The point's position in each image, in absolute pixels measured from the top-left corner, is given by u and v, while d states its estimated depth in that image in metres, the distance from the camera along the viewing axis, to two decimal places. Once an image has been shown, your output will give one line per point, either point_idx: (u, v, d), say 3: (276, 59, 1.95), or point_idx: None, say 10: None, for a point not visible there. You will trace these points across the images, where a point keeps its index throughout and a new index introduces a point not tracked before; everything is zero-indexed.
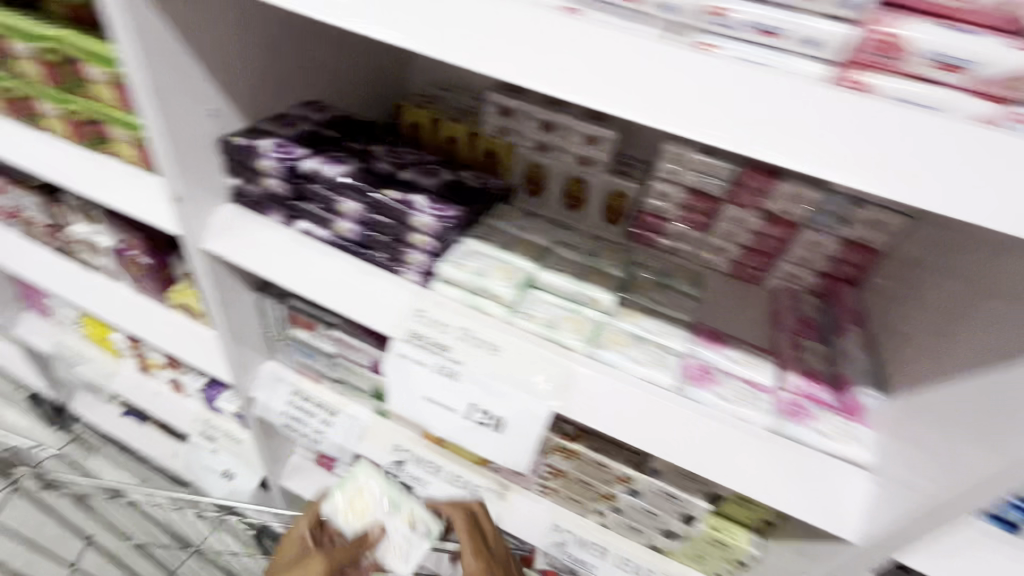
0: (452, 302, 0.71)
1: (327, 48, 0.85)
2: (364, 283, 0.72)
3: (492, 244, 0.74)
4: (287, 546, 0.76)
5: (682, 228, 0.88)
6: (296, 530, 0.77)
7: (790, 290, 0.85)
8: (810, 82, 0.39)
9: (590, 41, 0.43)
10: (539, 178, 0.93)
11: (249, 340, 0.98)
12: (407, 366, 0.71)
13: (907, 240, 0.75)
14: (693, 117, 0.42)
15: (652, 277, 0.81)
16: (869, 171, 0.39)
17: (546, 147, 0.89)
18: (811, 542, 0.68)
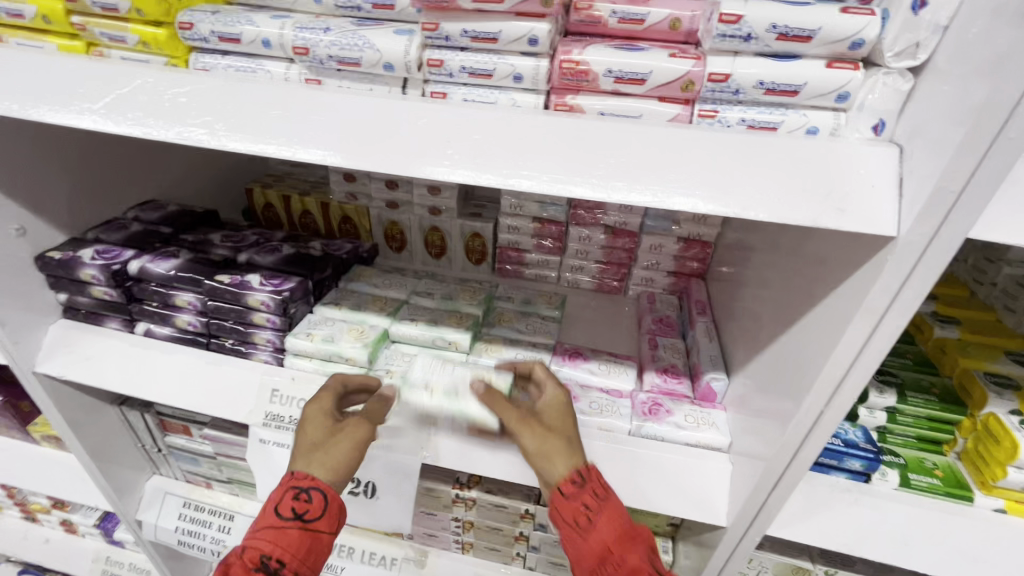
0: (308, 372, 0.70)
1: (156, 153, 0.87)
2: (210, 373, 0.70)
3: (343, 308, 0.75)
4: (308, 419, 0.59)
5: (537, 252, 0.91)
6: (313, 405, 0.60)
7: (648, 284, 0.91)
8: (523, 105, 0.44)
9: (329, 98, 0.46)
10: (397, 233, 0.95)
11: (123, 464, 0.91)
12: (270, 450, 0.68)
13: (725, 242, 0.83)
14: (436, 149, 0.43)
15: (515, 297, 0.85)
16: (591, 176, 0.41)
17: (397, 204, 0.92)
18: (703, 536, 0.69)
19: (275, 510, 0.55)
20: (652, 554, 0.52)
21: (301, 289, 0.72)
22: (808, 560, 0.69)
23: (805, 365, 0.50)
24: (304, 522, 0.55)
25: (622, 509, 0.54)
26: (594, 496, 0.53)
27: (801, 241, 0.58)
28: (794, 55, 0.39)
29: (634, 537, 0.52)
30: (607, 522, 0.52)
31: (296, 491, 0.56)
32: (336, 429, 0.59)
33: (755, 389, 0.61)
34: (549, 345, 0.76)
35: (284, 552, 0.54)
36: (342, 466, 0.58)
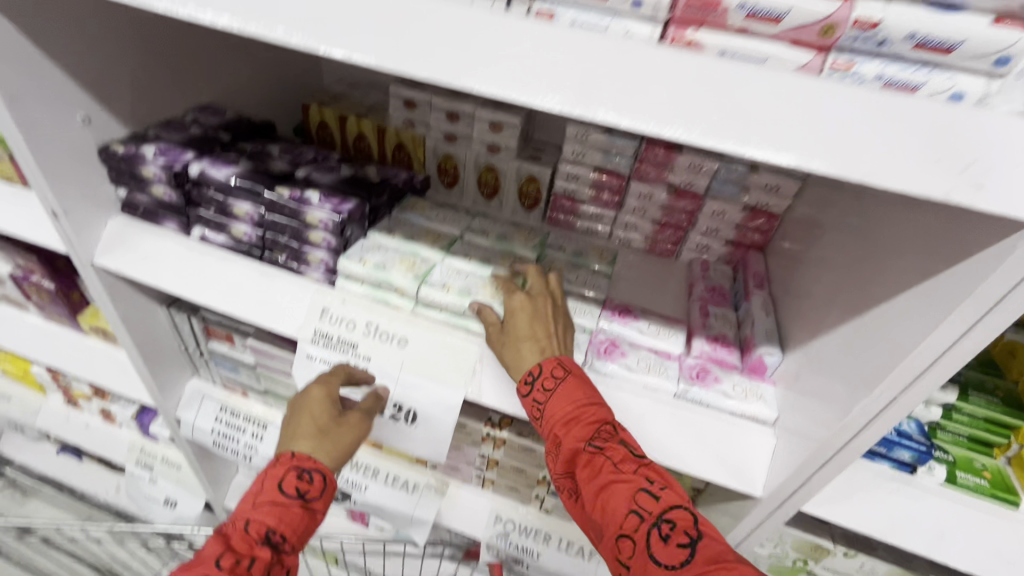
0: (358, 295, 0.70)
1: (219, 56, 0.84)
2: (264, 285, 0.70)
3: (396, 236, 0.74)
4: (308, 404, 0.66)
5: (590, 203, 0.89)
6: (315, 392, 0.66)
7: (702, 250, 0.88)
8: (638, 34, 0.40)
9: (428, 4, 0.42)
10: (450, 167, 0.92)
11: (168, 361, 0.95)
12: (318, 365, 0.70)
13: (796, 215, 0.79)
14: (539, 74, 0.41)
15: (567, 247, 0.84)
16: (705, 122, 0.38)
17: (455, 136, 0.89)
18: (729, 504, 0.70)
19: (280, 488, 0.62)
20: (597, 427, 0.58)
21: (358, 211, 0.71)
22: (829, 539, 0.70)
23: (874, 358, 0.49)
24: (305, 500, 0.63)
25: (573, 387, 0.59)
26: (546, 386, 0.59)
27: (880, 225, 0.56)
28: (958, 6, 0.35)
29: (578, 417, 0.58)
30: (554, 406, 0.59)
31: (300, 472, 0.63)
32: (341, 420, 0.67)
33: (811, 367, 0.60)
34: (600, 298, 0.74)
35: (287, 526, 0.61)
36: (338, 455, 0.67)
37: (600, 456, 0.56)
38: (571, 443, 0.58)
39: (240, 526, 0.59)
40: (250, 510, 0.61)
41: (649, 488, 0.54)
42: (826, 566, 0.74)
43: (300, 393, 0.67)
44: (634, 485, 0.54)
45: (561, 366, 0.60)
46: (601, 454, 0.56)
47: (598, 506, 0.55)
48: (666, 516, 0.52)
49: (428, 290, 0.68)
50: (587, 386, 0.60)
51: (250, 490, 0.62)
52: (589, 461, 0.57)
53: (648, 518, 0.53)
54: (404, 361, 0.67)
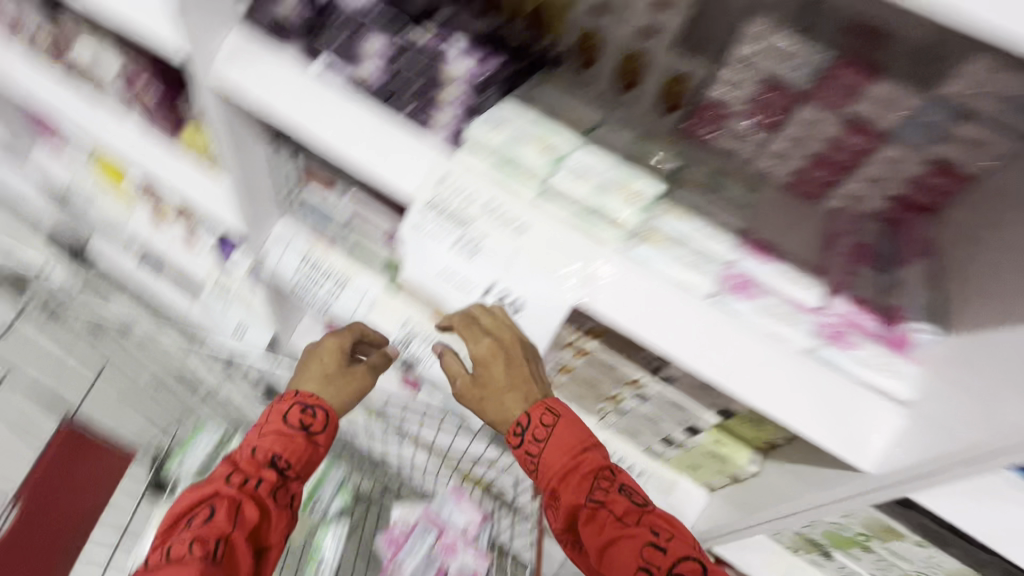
0: (484, 168, 0.64)
1: None
2: (389, 134, 0.66)
3: (534, 110, 0.65)
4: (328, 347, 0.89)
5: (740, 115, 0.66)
6: (331, 343, 0.88)
7: None
8: None
9: None
10: None
11: (263, 196, 0.92)
12: (425, 237, 0.66)
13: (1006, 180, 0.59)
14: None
15: (699, 170, 0.69)
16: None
17: None
18: (817, 471, 0.67)
19: (285, 421, 0.81)
20: (598, 471, 0.74)
21: (504, 75, 0.66)
22: (904, 527, 0.68)
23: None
24: (309, 432, 0.82)
25: (567, 427, 0.73)
26: (541, 431, 0.73)
27: None
28: None
29: (569, 475, 0.74)
30: (553, 452, 0.73)
31: (304, 407, 0.82)
32: (348, 369, 0.87)
33: (966, 353, 0.55)
34: (740, 229, 0.66)
35: (290, 455, 0.80)
36: (338, 401, 0.85)
37: (605, 510, 0.71)
38: (574, 496, 0.73)
39: (246, 453, 0.79)
40: (256, 438, 0.80)
41: (655, 542, 0.69)
42: (886, 547, 0.73)
43: (316, 345, 0.89)
44: (641, 539, 0.70)
45: (551, 407, 0.74)
46: (604, 508, 0.72)
47: (611, 549, 0.71)
48: (677, 564, 0.67)
49: (559, 179, 0.62)
50: (576, 423, 0.74)
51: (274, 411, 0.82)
52: (591, 517, 0.72)
53: (657, 569, 0.68)
54: (522, 248, 0.63)
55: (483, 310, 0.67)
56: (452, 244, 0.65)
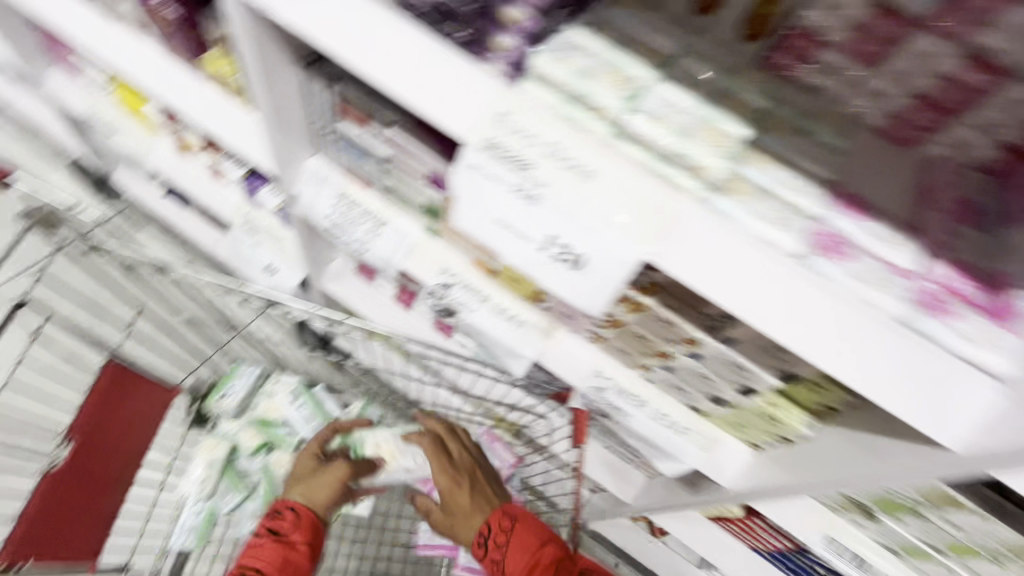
0: (553, 99, 0.56)
1: None
2: (441, 68, 0.58)
3: (605, 39, 0.57)
4: (303, 456, 1.24)
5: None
6: (307, 456, 1.25)
7: None
8: None
9: None
10: None
11: (295, 125, 0.85)
12: (479, 179, 0.60)
13: None
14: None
15: (740, 100, 0.59)
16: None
17: None
18: (910, 464, 0.59)
19: (257, 539, 1.02)
20: (556, 555, 0.97)
21: None
22: (968, 500, 0.65)
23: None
24: (278, 537, 1.03)
25: (522, 530, 1.00)
26: (497, 553, 1.01)
27: None
28: None
29: (535, 561, 0.96)
30: (514, 554, 0.98)
31: (276, 513, 1.08)
32: (315, 473, 1.21)
33: None
34: (778, 167, 0.58)
35: (264, 561, 0.98)
36: (304, 498, 1.13)
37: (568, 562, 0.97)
38: (542, 555, 0.96)
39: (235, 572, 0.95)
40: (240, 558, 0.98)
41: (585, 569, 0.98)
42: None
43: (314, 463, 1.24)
44: (580, 563, 0.99)
45: (507, 517, 1.03)
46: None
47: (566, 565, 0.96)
48: None
49: (634, 120, 0.55)
50: (525, 530, 1.00)
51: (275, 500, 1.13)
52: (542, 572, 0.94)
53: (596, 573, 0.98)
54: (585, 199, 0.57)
55: (512, 211, 0.61)
56: (510, 189, 0.59)
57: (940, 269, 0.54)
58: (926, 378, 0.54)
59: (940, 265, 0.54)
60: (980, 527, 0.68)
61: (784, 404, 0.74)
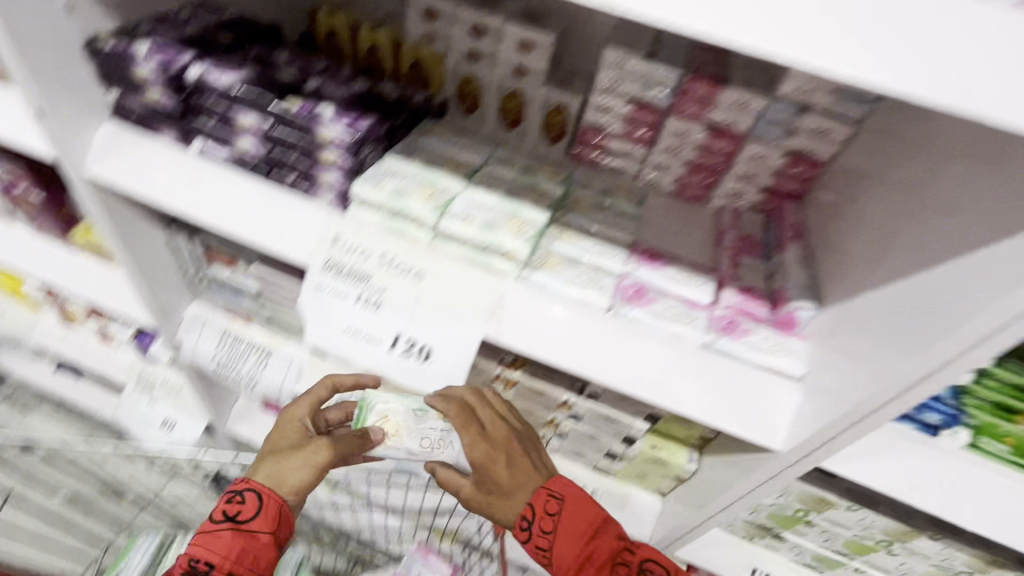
0: (378, 218, 0.65)
1: None
2: (276, 209, 0.66)
3: (415, 162, 0.68)
4: (286, 426, 0.77)
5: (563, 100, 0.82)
6: (297, 411, 0.78)
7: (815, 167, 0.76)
8: None
9: None
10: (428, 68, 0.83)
11: (163, 278, 0.88)
12: (325, 299, 0.66)
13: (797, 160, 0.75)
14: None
15: (541, 188, 0.71)
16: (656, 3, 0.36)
17: (431, 40, 0.82)
18: (758, 457, 0.65)
19: (214, 517, 0.73)
20: (612, 548, 0.69)
21: (331, 108, 0.64)
22: (834, 493, 0.71)
23: (976, 291, 0.44)
24: (235, 523, 0.71)
25: (574, 510, 0.69)
26: (545, 540, 0.70)
27: (917, 214, 0.55)
28: None
29: (591, 558, 0.68)
30: (562, 546, 0.68)
31: (230, 495, 0.73)
32: (297, 449, 0.74)
33: (862, 318, 0.56)
34: (587, 238, 0.69)
35: (215, 555, 0.69)
36: (268, 467, 0.73)
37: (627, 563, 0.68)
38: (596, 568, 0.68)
39: (181, 561, 0.72)
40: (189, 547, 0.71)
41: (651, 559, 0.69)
42: (907, 547, 0.73)
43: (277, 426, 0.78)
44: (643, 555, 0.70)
45: (540, 492, 0.71)
46: None
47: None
48: None
49: (447, 223, 0.63)
50: (574, 508, 0.70)
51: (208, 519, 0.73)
52: None
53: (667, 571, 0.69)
54: (421, 297, 0.63)
55: (361, 320, 0.65)
56: (354, 302, 0.65)
57: (730, 294, 0.66)
58: (745, 394, 0.60)
59: (728, 291, 0.66)
60: (858, 518, 0.73)
61: (664, 442, 0.80)
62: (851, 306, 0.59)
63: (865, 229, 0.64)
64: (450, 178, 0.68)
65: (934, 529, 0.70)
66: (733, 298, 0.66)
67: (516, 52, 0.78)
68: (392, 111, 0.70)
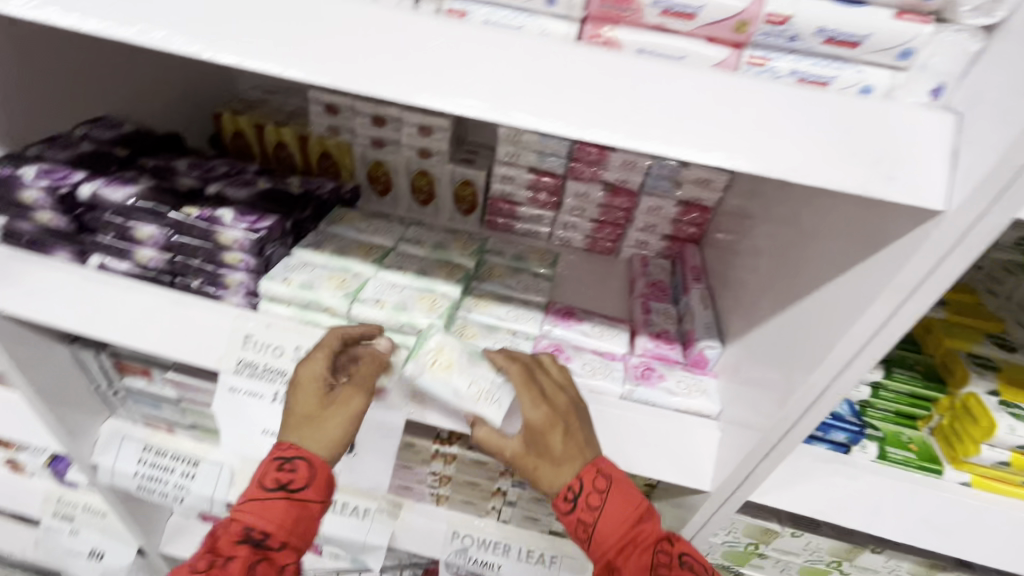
0: (290, 312, 0.65)
1: (67, 80, 0.71)
2: (180, 316, 0.63)
3: (324, 252, 0.69)
4: (303, 383, 0.56)
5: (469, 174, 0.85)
6: (315, 364, 0.56)
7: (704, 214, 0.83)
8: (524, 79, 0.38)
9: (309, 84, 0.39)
10: (337, 158, 0.86)
11: (72, 397, 0.83)
12: (242, 400, 0.64)
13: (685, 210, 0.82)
14: (279, 48, 0.39)
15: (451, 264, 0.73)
16: (499, 95, 0.38)
17: (334, 134, 0.85)
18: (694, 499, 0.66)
19: (262, 482, 0.56)
20: (654, 546, 0.55)
21: (232, 211, 0.65)
22: (776, 522, 0.72)
23: (833, 321, 0.47)
24: (288, 492, 0.56)
25: (622, 511, 0.55)
26: (588, 517, 0.55)
27: (791, 246, 0.58)
28: (834, 59, 0.38)
29: (634, 541, 0.55)
30: (606, 522, 0.55)
31: (281, 461, 0.56)
32: (326, 413, 0.56)
33: (762, 350, 0.59)
34: (503, 304, 0.71)
35: (271, 525, 0.55)
36: (297, 424, 0.56)
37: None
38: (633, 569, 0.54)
39: (223, 526, 0.56)
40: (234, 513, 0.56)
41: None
42: (855, 564, 0.75)
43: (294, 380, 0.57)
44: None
45: (594, 473, 0.55)
46: None
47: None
48: None
49: (359, 309, 0.64)
50: (627, 503, 0.56)
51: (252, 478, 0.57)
52: None
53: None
54: None
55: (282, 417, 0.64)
56: (271, 401, 0.63)
57: (643, 341, 0.70)
58: (668, 440, 0.61)
59: (641, 339, 0.70)
60: (805, 542, 0.73)
61: None
62: (751, 341, 0.62)
63: (756, 263, 0.67)
64: (362, 263, 0.69)
65: (876, 544, 0.72)
66: (646, 345, 0.70)
67: (418, 138, 0.83)
68: (296, 206, 0.71)
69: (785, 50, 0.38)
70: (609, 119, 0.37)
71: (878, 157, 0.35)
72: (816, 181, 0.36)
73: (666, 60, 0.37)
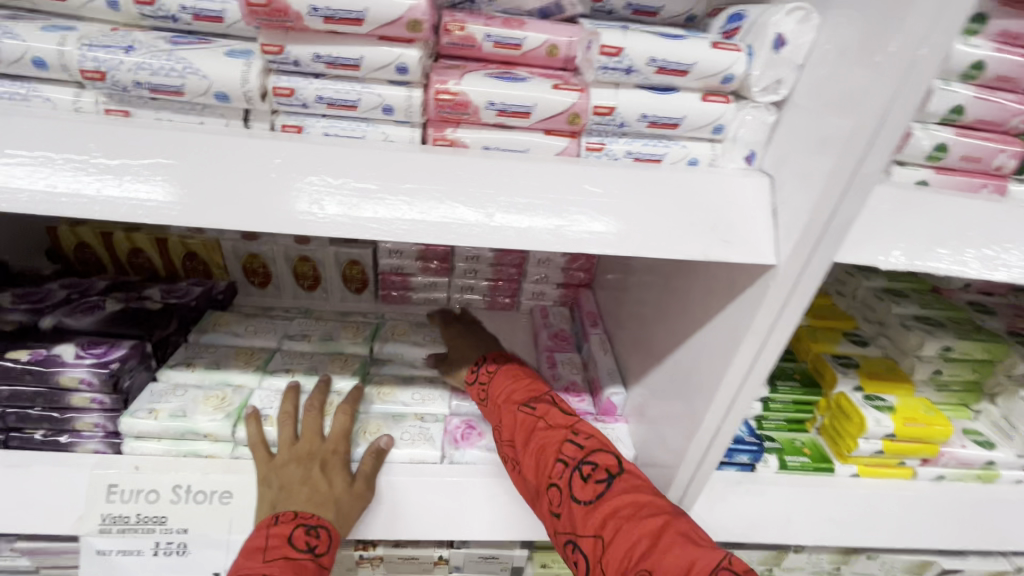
0: (162, 443, 0.57)
1: None
2: (18, 478, 0.53)
3: (197, 369, 0.63)
4: (331, 467, 0.54)
5: (352, 252, 0.82)
6: (342, 452, 0.56)
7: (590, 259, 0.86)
8: (374, 185, 0.37)
9: (131, 217, 0.35)
10: (203, 258, 0.79)
11: None
12: (109, 565, 0.53)
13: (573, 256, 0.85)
14: (92, 181, 0.35)
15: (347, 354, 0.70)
16: (352, 203, 0.36)
17: (199, 232, 0.79)
18: None
19: (287, 537, 0.49)
20: (534, 397, 0.60)
21: (73, 347, 0.57)
22: None
23: (711, 359, 0.49)
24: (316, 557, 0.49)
25: (514, 371, 0.64)
26: (484, 379, 0.64)
27: (670, 284, 0.62)
28: (660, 138, 0.42)
29: (516, 390, 0.61)
30: (502, 378, 0.63)
31: (305, 528, 0.49)
32: (337, 500, 0.52)
33: (659, 388, 0.61)
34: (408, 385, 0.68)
35: None
36: (314, 500, 0.52)
37: (535, 417, 0.57)
38: (511, 409, 0.59)
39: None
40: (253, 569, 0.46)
41: (575, 438, 0.54)
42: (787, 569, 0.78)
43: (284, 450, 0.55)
44: (562, 436, 0.54)
45: (499, 356, 0.66)
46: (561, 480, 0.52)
47: (530, 462, 0.54)
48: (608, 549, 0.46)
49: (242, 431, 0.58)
50: (524, 372, 0.64)
51: (261, 533, 0.49)
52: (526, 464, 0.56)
53: (574, 462, 0.52)
54: (231, 521, 0.54)
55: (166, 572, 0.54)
56: (153, 556, 0.54)
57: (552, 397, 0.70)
58: None
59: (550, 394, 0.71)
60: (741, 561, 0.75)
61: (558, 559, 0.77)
62: (649, 378, 0.65)
63: (641, 301, 0.71)
64: (246, 372, 0.64)
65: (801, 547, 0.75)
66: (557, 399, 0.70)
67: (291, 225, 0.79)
68: (156, 324, 0.64)
69: (615, 133, 0.41)
70: (468, 214, 0.37)
71: (715, 221, 0.39)
72: (667, 250, 0.38)
73: (512, 155, 0.39)
